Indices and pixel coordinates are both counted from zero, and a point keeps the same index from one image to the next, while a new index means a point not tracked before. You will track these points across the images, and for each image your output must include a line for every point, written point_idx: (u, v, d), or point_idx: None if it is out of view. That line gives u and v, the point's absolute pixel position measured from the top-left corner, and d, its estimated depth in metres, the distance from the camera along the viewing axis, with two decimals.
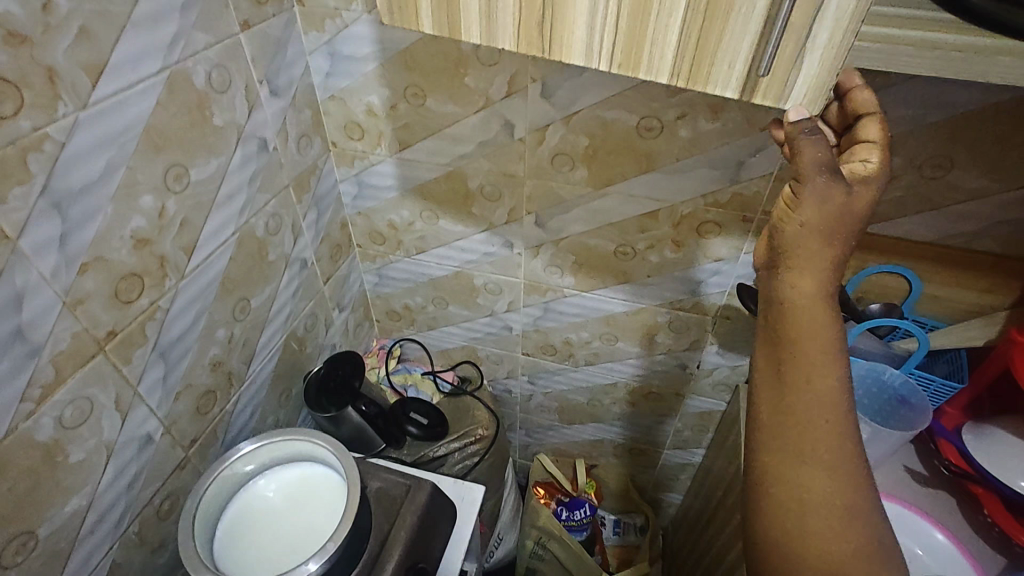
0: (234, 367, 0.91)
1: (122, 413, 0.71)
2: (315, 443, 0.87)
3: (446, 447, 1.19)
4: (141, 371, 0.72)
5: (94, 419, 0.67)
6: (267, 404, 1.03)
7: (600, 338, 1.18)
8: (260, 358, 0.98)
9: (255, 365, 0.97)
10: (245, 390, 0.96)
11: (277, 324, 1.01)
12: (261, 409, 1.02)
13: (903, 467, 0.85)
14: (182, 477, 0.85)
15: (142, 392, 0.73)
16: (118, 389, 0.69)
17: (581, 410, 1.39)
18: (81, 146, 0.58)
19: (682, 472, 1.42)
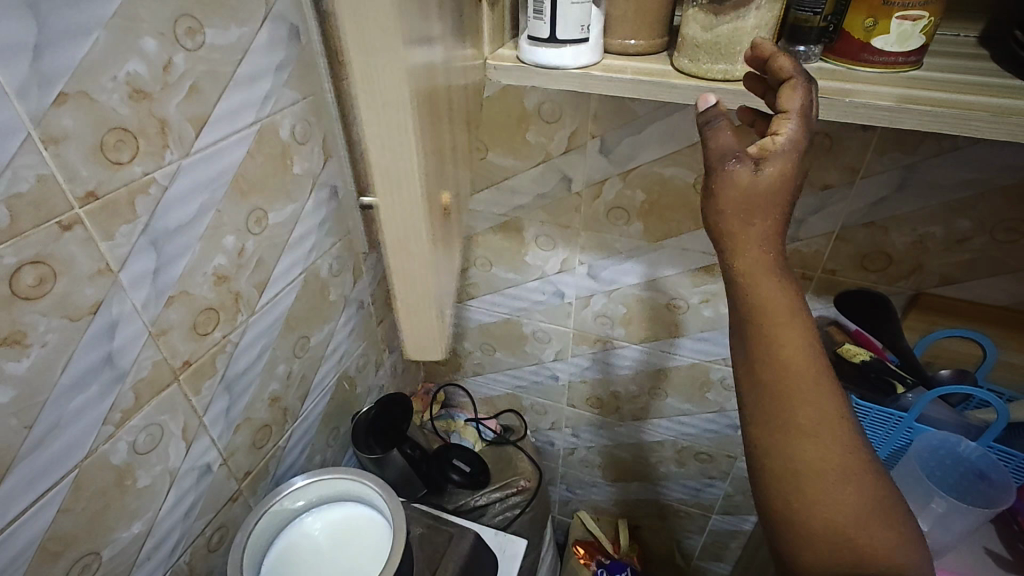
0: (290, 403, 0.94)
1: (188, 442, 0.74)
2: (362, 484, 0.88)
3: (487, 497, 1.18)
4: (208, 402, 0.76)
5: (162, 446, 0.70)
6: (316, 441, 1.05)
7: (649, 392, 1.16)
8: (314, 395, 1.01)
9: (309, 402, 0.99)
10: (297, 426, 0.98)
11: (332, 362, 1.04)
12: (311, 446, 1.03)
13: (983, 549, 0.78)
14: (233, 510, 0.86)
15: (206, 423, 0.76)
16: (186, 418, 0.72)
17: (626, 467, 1.34)
18: (179, 190, 0.64)
19: (731, 540, 1.35)
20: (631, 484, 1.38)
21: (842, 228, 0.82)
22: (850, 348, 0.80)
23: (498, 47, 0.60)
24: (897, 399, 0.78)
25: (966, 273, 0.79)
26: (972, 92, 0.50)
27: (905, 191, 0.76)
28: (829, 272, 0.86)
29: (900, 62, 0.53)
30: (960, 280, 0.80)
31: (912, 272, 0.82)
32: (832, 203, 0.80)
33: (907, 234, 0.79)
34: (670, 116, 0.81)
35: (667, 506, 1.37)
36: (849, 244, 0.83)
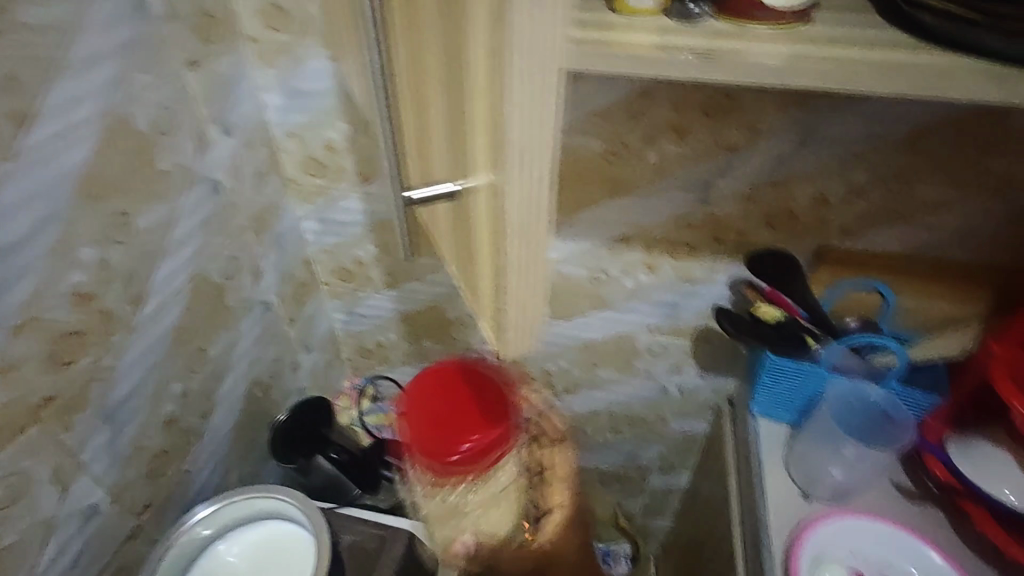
0: (192, 423, 0.86)
1: (64, 485, 0.65)
2: (279, 500, 0.82)
3: (424, 490, 1.14)
4: (85, 437, 0.67)
5: (30, 496, 0.61)
6: (231, 457, 0.97)
7: (579, 366, 1.15)
8: (223, 409, 0.93)
9: (216, 418, 0.91)
10: (205, 446, 0.90)
11: (239, 372, 0.96)
12: (224, 464, 0.96)
13: (891, 483, 0.82)
14: (135, 547, 0.78)
15: (86, 460, 0.67)
16: (59, 459, 0.64)
17: (563, 440, 1.35)
18: (7, 201, 0.54)
19: (669, 497, 1.40)
20: (570, 455, 1.39)
21: (749, 189, 0.82)
22: (764, 309, 0.82)
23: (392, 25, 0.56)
24: (809, 353, 0.82)
25: (865, 226, 0.82)
26: (853, 43, 0.49)
27: (805, 149, 0.77)
28: (739, 234, 0.87)
29: (789, 18, 0.51)
30: (860, 232, 0.83)
31: (816, 228, 0.83)
32: (739, 164, 0.80)
33: (809, 190, 0.80)
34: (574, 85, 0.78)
35: (606, 472, 1.39)
36: (757, 204, 0.83)
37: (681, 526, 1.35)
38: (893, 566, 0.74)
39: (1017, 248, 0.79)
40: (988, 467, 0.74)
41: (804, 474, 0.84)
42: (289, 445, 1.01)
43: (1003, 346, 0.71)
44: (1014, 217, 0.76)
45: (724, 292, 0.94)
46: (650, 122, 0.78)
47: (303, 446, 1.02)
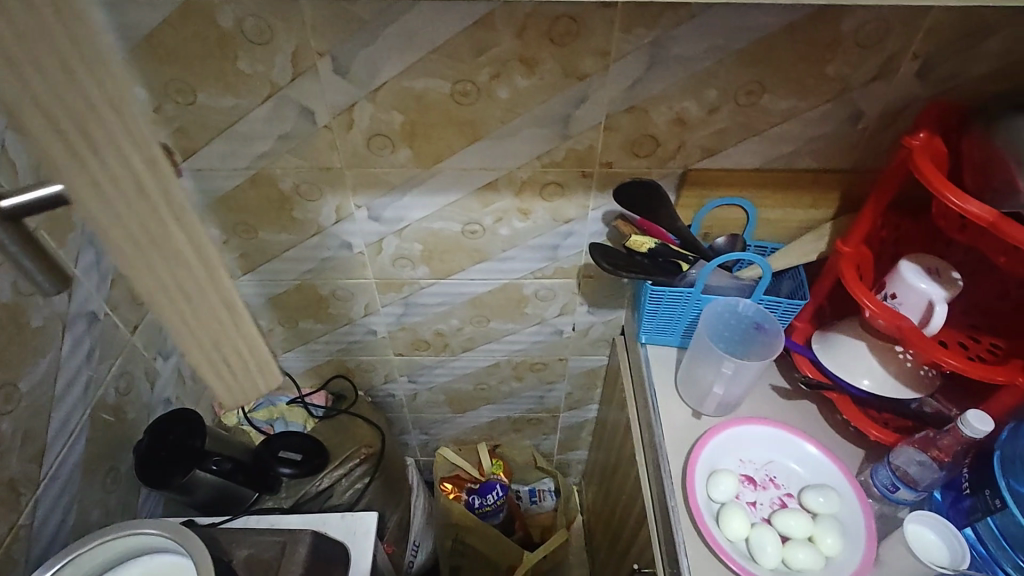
0: (17, 471, 0.72)
1: None
2: (146, 534, 0.72)
3: (330, 478, 1.09)
4: None
5: None
6: (86, 494, 0.85)
7: (472, 322, 1.11)
8: (60, 447, 0.79)
9: (53, 457, 0.78)
10: (44, 492, 0.77)
11: (74, 399, 0.81)
12: (78, 504, 0.83)
13: (769, 386, 0.87)
14: None
15: None
16: None
17: (471, 396, 1.32)
18: None
19: (581, 429, 1.43)
20: (480, 409, 1.37)
21: (608, 118, 0.79)
22: (637, 239, 0.82)
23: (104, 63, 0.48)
24: (683, 277, 0.83)
25: (723, 142, 0.82)
26: None
27: (656, 70, 0.74)
28: (606, 165, 0.84)
29: None
30: (720, 150, 0.82)
31: (678, 150, 0.82)
32: (594, 92, 0.76)
33: (666, 112, 0.78)
34: (402, 19, 0.68)
35: (518, 418, 1.40)
36: (618, 133, 0.80)
37: (596, 454, 1.39)
38: (775, 464, 0.79)
39: (856, 150, 0.82)
40: (844, 356, 0.78)
41: (693, 392, 0.86)
42: (154, 467, 0.88)
43: (845, 244, 0.74)
44: (853, 118, 0.78)
45: (601, 227, 0.92)
46: (494, 54, 0.71)
47: (167, 467, 0.88)
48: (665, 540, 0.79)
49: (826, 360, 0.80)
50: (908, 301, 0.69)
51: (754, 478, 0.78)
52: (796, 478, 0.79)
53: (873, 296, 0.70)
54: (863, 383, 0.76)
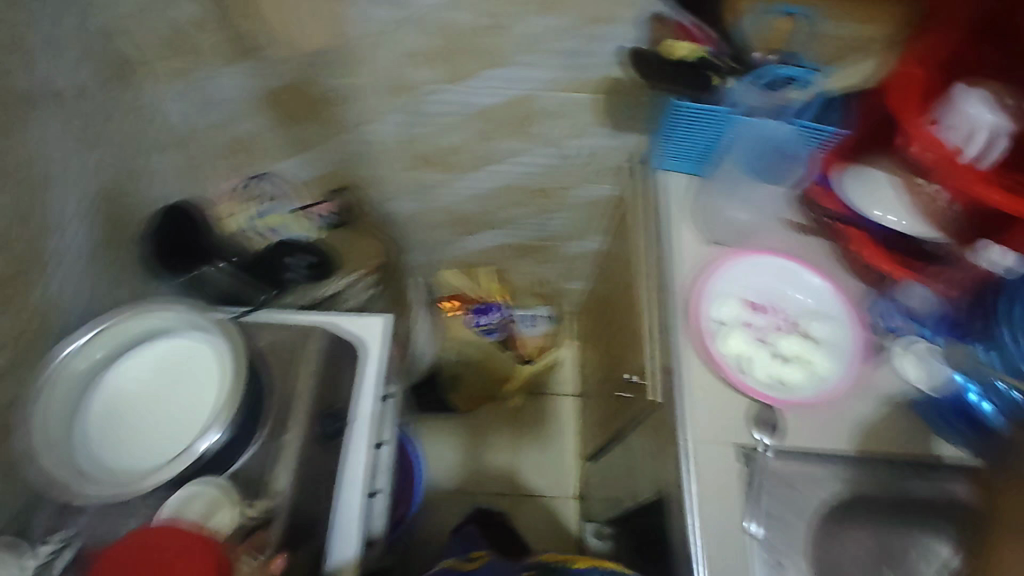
0: (28, 249, 0.70)
1: None
2: (176, 318, 0.72)
3: (340, 285, 1.07)
4: None
5: None
6: (101, 283, 0.84)
7: (482, 138, 1.05)
8: (62, 230, 0.76)
9: (61, 240, 0.75)
10: (60, 270, 0.76)
11: (70, 187, 0.77)
12: (89, 288, 0.82)
13: (779, 220, 0.86)
14: (18, 383, 0.69)
15: None
16: None
17: (473, 220, 1.30)
18: None
19: (580, 261, 1.44)
20: (480, 233, 1.36)
21: None
22: (675, 44, 0.77)
23: None
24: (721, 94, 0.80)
25: None
26: None
27: None
28: None
29: None
30: None
31: None
32: None
33: None
34: None
35: (519, 246, 1.40)
36: None
37: (594, 284, 1.43)
38: (779, 295, 0.81)
39: None
40: (873, 192, 0.77)
41: (708, 221, 0.86)
42: (166, 254, 0.91)
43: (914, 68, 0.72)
44: None
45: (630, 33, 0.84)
46: None
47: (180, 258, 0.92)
48: (663, 360, 0.81)
49: (851, 194, 0.78)
50: (956, 129, 0.67)
51: (758, 304, 0.81)
52: (796, 306, 0.81)
53: (918, 121, 0.69)
54: (882, 217, 0.76)
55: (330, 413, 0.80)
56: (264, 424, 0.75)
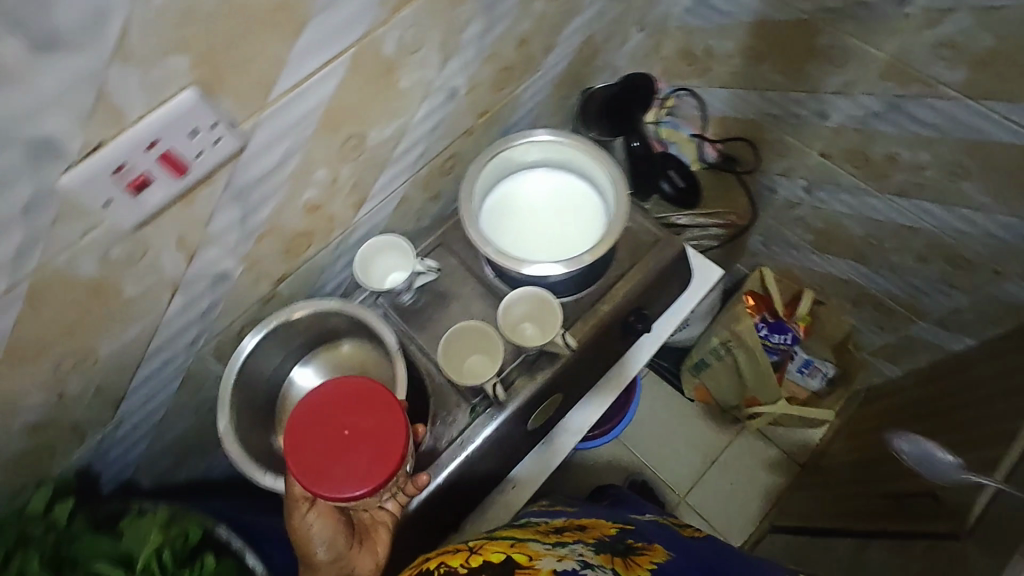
0: (536, 52, 0.80)
1: (443, 58, 0.67)
2: (596, 164, 0.79)
3: (691, 220, 1.06)
4: (468, 20, 0.66)
5: (424, 53, 0.64)
6: (546, 107, 0.93)
7: (944, 169, 0.87)
8: (562, 47, 0.85)
9: (553, 58, 0.84)
10: (538, 81, 0.86)
11: (584, 21, 0.84)
12: (539, 109, 0.91)
13: None
14: (467, 143, 0.83)
15: (464, 41, 0.68)
16: (446, 33, 0.65)
17: (844, 242, 1.11)
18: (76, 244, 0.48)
19: (925, 351, 1.15)
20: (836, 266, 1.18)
21: None
22: None
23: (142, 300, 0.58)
24: None
25: None
26: None
27: None
28: None
29: None
30: None
31: None
32: None
33: None
34: None
35: (867, 295, 1.18)
36: None
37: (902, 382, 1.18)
38: None
39: None
40: None
41: None
42: (605, 118, 0.97)
43: None
44: None
45: None
46: None
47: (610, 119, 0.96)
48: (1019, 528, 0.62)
49: None
50: None
51: None
52: None
53: None
54: None
55: (640, 313, 0.81)
56: (592, 289, 0.80)
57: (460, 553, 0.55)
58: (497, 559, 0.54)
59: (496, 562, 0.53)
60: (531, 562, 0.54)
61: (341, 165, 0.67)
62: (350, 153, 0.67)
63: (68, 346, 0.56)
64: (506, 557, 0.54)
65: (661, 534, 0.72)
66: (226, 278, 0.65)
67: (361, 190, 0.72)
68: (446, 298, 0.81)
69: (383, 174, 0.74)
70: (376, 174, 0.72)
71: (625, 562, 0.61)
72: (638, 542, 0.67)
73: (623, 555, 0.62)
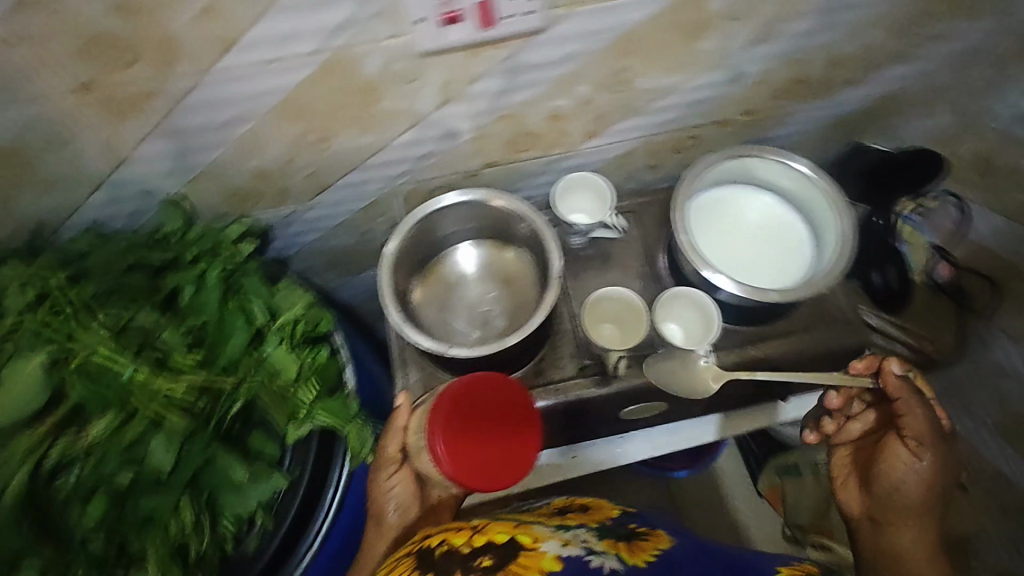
0: (837, 79, 0.74)
1: (755, 38, 0.64)
2: (832, 218, 0.72)
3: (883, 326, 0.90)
4: (803, 12, 0.62)
5: (744, 23, 0.61)
6: (805, 140, 0.86)
7: None
8: (862, 88, 0.77)
9: (847, 94, 0.77)
10: (817, 109, 0.79)
11: (904, 74, 0.76)
12: (799, 137, 0.85)
13: None
14: (715, 133, 0.79)
15: (783, 32, 0.64)
16: (775, 14, 0.61)
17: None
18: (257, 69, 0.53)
19: None
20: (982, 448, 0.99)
21: None
22: None
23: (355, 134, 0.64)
24: None
25: None
26: None
27: None
28: None
29: None
30: None
31: None
32: None
33: None
34: None
35: None
36: None
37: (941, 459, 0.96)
38: None
39: None
40: None
41: None
42: (865, 181, 0.85)
43: None
44: None
45: None
46: None
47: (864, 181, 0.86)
48: None
49: None
50: None
51: None
52: None
53: None
54: None
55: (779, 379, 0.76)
56: (751, 330, 0.75)
57: (464, 532, 0.54)
58: (501, 540, 0.52)
59: (497, 544, 0.52)
60: (534, 545, 0.53)
61: (604, 90, 0.66)
62: (618, 84, 0.66)
63: (318, 123, 0.61)
64: (510, 539, 0.53)
65: (662, 522, 0.71)
66: (454, 136, 0.68)
67: (602, 123, 0.72)
68: (609, 260, 0.80)
69: (629, 119, 0.73)
70: (623, 116, 0.72)
71: (627, 548, 0.59)
72: (640, 529, 0.65)
73: (626, 538, 0.61)
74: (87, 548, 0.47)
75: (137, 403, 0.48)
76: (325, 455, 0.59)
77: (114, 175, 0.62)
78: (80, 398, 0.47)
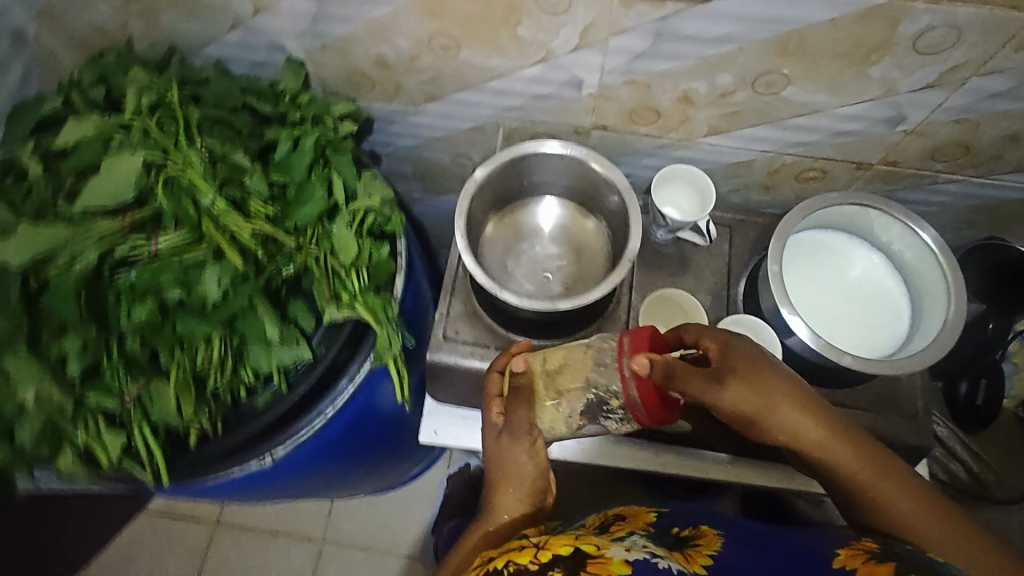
0: (1006, 158, 0.66)
1: (932, 82, 0.57)
2: (942, 303, 0.65)
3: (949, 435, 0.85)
4: (998, 69, 0.55)
5: (927, 62, 0.55)
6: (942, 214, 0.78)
7: None
8: None
9: (1011, 178, 0.69)
10: (969, 184, 0.71)
11: None
12: (937, 210, 0.77)
13: None
14: (845, 174, 0.73)
15: (966, 85, 0.57)
16: (965, 62, 0.55)
17: None
18: None
19: None
20: None
21: None
22: None
23: (481, 53, 0.63)
24: None
25: None
26: None
27: None
28: None
29: None
30: None
31: None
32: None
33: None
34: None
35: None
36: None
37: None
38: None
39: None
40: None
41: None
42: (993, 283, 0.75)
43: None
44: None
45: None
46: None
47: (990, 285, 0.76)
48: None
49: None
50: None
51: None
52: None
53: None
54: None
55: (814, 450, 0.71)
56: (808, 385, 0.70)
57: (525, 548, 0.48)
58: (567, 553, 0.47)
59: (567, 556, 0.46)
60: (601, 552, 0.48)
61: (746, 88, 0.62)
62: (763, 87, 0.61)
63: (452, 29, 0.60)
64: (577, 550, 0.47)
65: (698, 513, 0.63)
66: (576, 86, 0.65)
67: (731, 122, 0.67)
68: (685, 265, 0.76)
69: (759, 129, 0.68)
70: (755, 123, 0.67)
71: (681, 553, 0.53)
72: (685, 531, 0.58)
73: (674, 545, 0.54)
74: (126, 345, 0.50)
75: (210, 229, 0.51)
76: (352, 346, 0.60)
77: (254, 21, 0.64)
78: (164, 207, 0.50)
